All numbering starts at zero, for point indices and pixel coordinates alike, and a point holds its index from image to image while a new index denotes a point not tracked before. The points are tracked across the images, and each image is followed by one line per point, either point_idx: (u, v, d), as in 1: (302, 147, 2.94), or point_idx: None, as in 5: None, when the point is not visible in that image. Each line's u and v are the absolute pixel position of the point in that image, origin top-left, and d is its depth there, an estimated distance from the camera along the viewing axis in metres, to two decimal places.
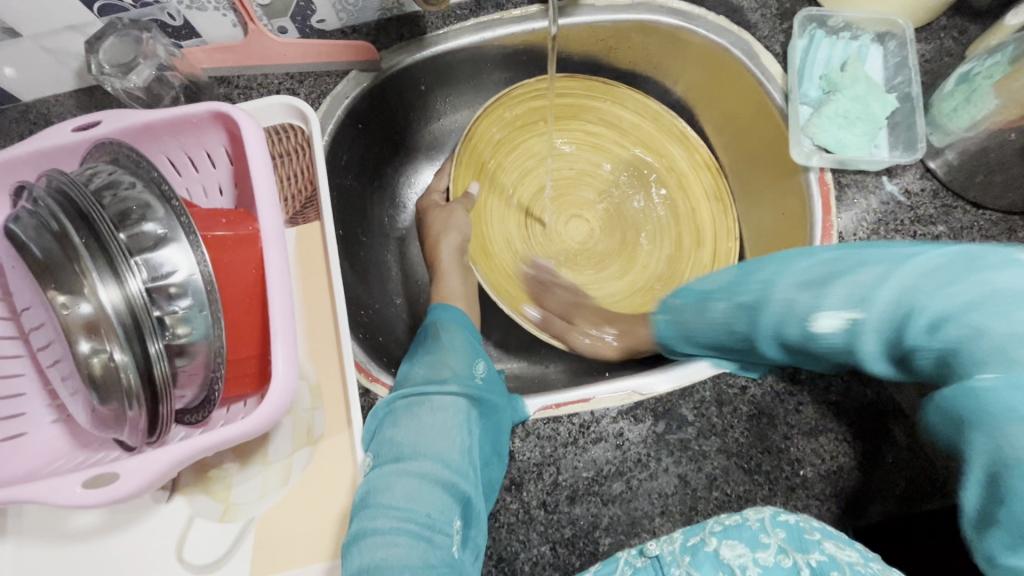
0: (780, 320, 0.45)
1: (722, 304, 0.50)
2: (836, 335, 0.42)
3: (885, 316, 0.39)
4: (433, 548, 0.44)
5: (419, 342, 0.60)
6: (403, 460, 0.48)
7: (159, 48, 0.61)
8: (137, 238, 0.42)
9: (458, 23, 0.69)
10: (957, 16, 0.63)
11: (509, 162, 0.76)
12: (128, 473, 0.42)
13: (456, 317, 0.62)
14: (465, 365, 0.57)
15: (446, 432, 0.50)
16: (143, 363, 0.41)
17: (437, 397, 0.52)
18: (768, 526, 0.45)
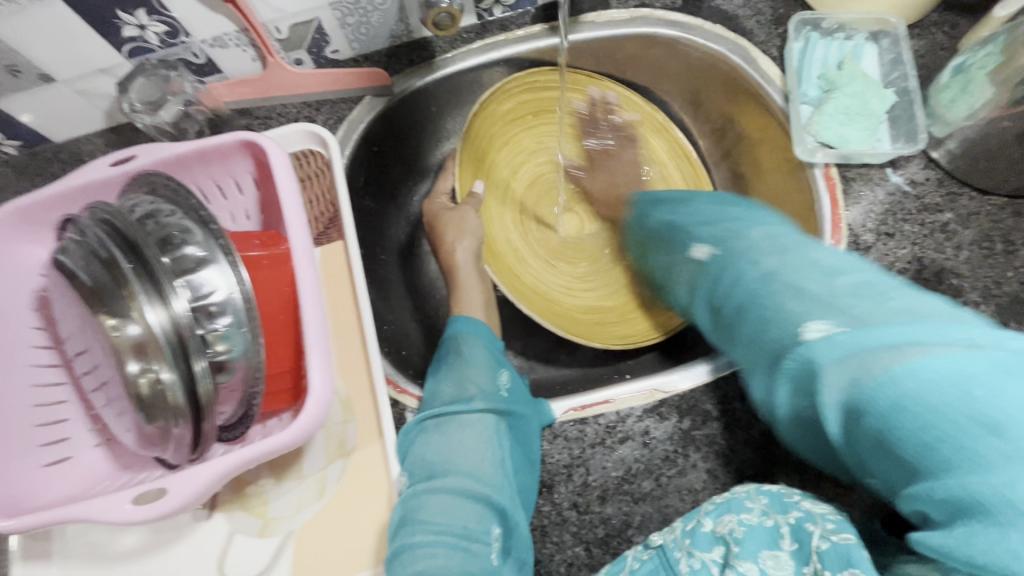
0: (700, 264, 0.51)
1: (665, 216, 0.60)
2: (706, 263, 0.50)
3: (734, 288, 0.46)
4: (471, 556, 0.46)
5: (441, 357, 0.60)
6: (436, 478, 0.49)
7: (185, 86, 0.65)
8: (180, 261, 0.44)
9: (465, 46, 0.73)
10: (947, 11, 0.65)
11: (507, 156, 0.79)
12: (175, 489, 0.44)
13: (477, 328, 0.62)
14: (490, 378, 0.57)
15: (477, 448, 0.52)
16: (189, 380, 0.43)
17: (466, 414, 0.53)
18: (754, 494, 0.47)
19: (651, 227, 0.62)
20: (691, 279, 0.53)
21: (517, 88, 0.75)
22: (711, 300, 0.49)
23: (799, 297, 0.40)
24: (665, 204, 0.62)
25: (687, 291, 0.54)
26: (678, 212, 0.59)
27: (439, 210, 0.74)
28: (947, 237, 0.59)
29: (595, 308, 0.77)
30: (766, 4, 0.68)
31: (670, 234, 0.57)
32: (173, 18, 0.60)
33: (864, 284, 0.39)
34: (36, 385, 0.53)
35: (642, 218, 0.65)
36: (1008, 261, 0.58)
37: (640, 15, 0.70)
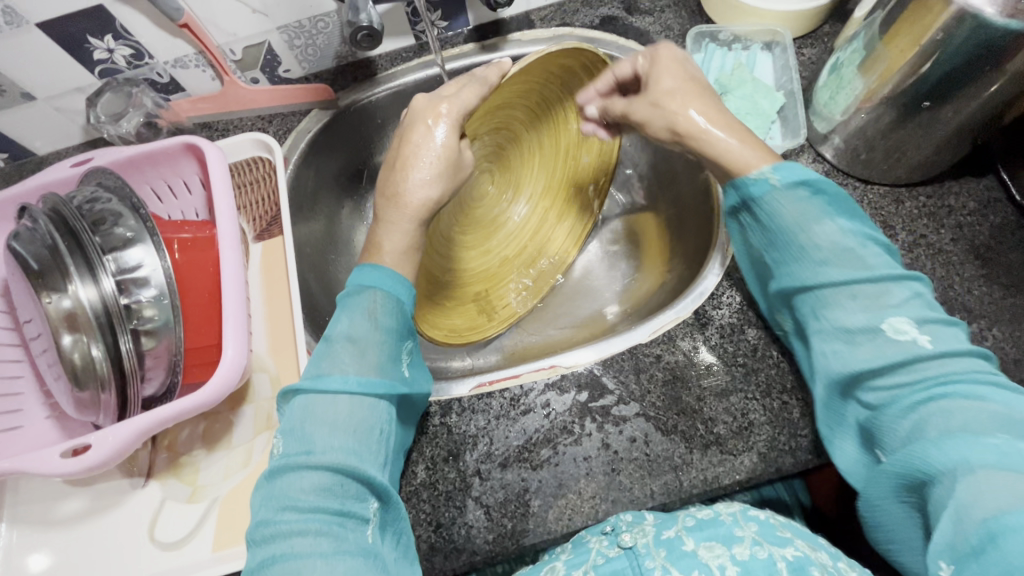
0: (827, 298, 0.48)
1: (834, 232, 0.48)
2: (892, 339, 0.45)
3: (902, 359, 0.44)
4: (345, 533, 0.45)
5: (350, 307, 0.53)
6: (314, 454, 0.46)
7: (146, 99, 0.74)
8: (110, 239, 0.51)
9: (404, 63, 0.81)
10: (835, 23, 0.72)
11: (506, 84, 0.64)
12: (98, 443, 0.49)
13: (399, 290, 0.54)
14: (394, 352, 0.53)
15: (366, 425, 0.49)
16: (112, 345, 0.49)
17: (363, 395, 0.49)
18: (741, 521, 0.50)
19: (809, 206, 0.49)
20: (856, 324, 0.46)
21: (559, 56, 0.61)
22: (847, 331, 0.47)
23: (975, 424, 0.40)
24: (821, 205, 0.49)
25: (844, 320, 0.47)
26: (816, 208, 0.49)
27: (415, 131, 0.56)
28: None
29: (433, 275, 0.78)
30: (674, 21, 0.77)
31: (820, 254, 0.48)
32: (138, 42, 0.70)
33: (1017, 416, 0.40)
34: None
35: (801, 169, 0.50)
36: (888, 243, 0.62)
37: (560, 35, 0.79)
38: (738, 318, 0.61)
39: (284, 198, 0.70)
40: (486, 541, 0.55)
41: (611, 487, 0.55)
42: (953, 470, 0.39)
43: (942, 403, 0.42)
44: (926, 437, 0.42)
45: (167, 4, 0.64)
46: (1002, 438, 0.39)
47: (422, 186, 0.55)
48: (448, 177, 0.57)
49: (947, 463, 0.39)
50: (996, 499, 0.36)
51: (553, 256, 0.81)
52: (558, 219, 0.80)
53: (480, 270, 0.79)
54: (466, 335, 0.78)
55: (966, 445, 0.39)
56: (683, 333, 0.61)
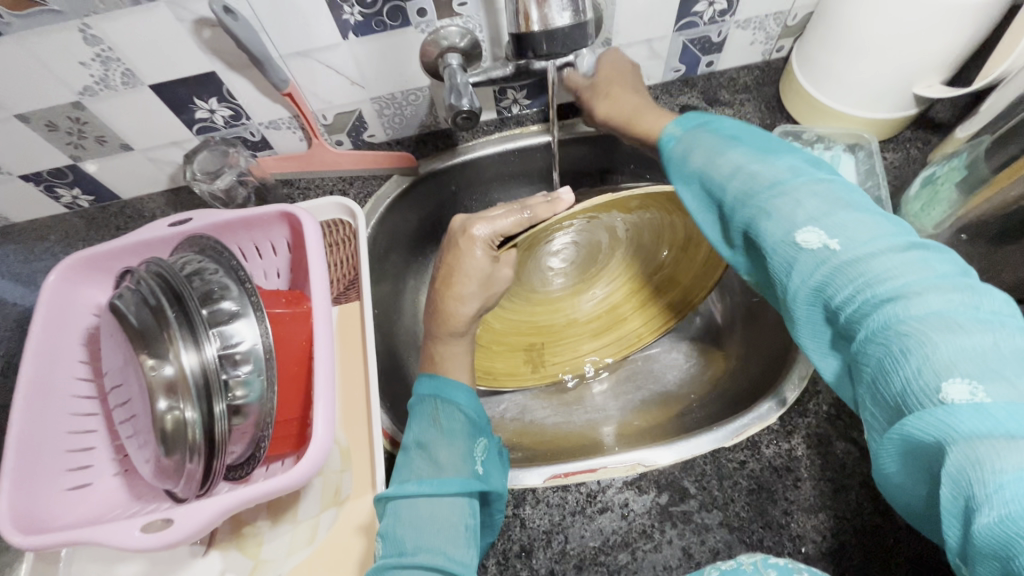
0: (750, 216, 0.41)
1: (735, 156, 0.44)
2: (818, 255, 0.37)
3: (829, 266, 0.37)
4: None
5: (418, 416, 0.56)
6: (405, 555, 0.46)
7: (241, 159, 0.75)
8: (216, 313, 0.51)
9: (485, 136, 0.83)
10: (920, 129, 0.73)
11: (638, 202, 0.60)
12: (180, 520, 0.48)
13: (458, 394, 0.56)
14: (464, 448, 0.53)
15: (448, 521, 0.48)
16: (207, 420, 0.49)
17: (439, 493, 0.49)
18: (762, 568, 0.40)
19: (706, 131, 0.48)
20: (777, 243, 0.39)
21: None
22: (776, 248, 0.39)
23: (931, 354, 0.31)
24: (710, 134, 0.48)
25: (766, 238, 0.40)
26: (717, 141, 0.46)
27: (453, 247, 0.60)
28: None
29: (489, 325, 0.74)
30: (754, 114, 0.80)
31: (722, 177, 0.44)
32: (239, 105, 0.72)
33: (979, 340, 0.31)
34: (73, 413, 0.59)
35: (697, 116, 0.50)
36: None
37: None
38: (825, 429, 0.59)
39: (364, 264, 0.71)
40: None
41: None
42: (935, 433, 0.30)
43: (892, 334, 0.33)
44: (895, 385, 0.33)
45: (276, 76, 0.66)
46: (963, 382, 0.30)
47: (461, 303, 0.59)
48: (484, 293, 0.59)
49: (936, 429, 0.30)
50: (999, 467, 0.27)
51: (626, 335, 0.81)
52: (641, 310, 0.80)
53: (546, 329, 0.78)
54: (508, 376, 0.79)
55: (940, 412, 0.30)
56: (767, 440, 0.59)
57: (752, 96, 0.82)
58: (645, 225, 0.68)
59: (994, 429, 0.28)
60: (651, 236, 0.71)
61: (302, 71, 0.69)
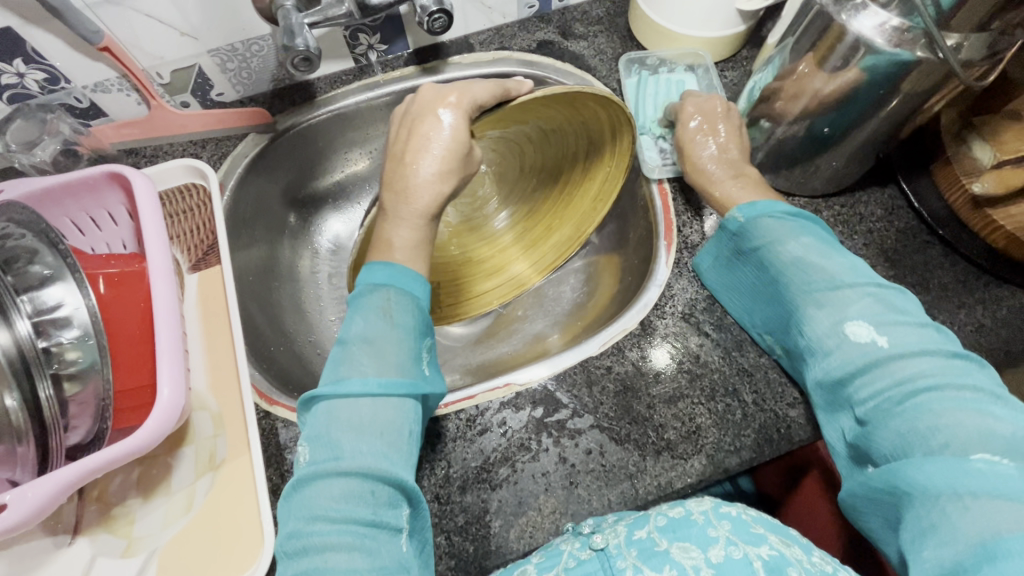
0: (800, 312, 0.52)
1: (799, 250, 0.54)
2: (862, 347, 0.48)
3: (865, 362, 0.47)
4: (380, 547, 0.42)
5: (363, 307, 0.50)
6: (343, 461, 0.43)
7: (63, 126, 0.68)
8: (25, 278, 0.47)
9: (344, 86, 0.80)
10: (752, 48, 0.79)
11: (539, 106, 0.62)
12: (15, 501, 0.45)
13: (414, 285, 0.51)
14: (415, 352, 0.50)
15: (395, 425, 0.46)
16: (30, 393, 0.45)
17: (385, 397, 0.46)
18: (715, 520, 0.48)
19: (783, 227, 0.56)
20: (825, 332, 0.50)
21: (600, 104, 0.60)
22: (820, 343, 0.51)
23: (952, 434, 0.41)
24: (787, 222, 0.57)
25: (816, 329, 0.51)
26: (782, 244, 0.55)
27: (428, 106, 0.54)
28: None
29: None
30: (607, 45, 0.81)
31: (786, 273, 0.54)
32: (53, 67, 0.65)
33: (986, 433, 0.40)
34: None
35: (767, 204, 0.58)
36: None
37: (501, 57, 0.81)
38: (681, 326, 0.64)
39: (220, 226, 0.68)
40: (448, 567, 0.54)
41: (570, 500, 0.56)
42: (943, 489, 0.39)
43: (924, 416, 0.43)
44: (913, 451, 0.42)
45: (83, 28, 0.60)
46: (986, 455, 0.39)
47: (427, 183, 0.53)
48: (458, 170, 0.55)
49: (931, 483, 0.40)
50: (985, 523, 0.37)
51: (514, 274, 0.81)
52: (527, 249, 0.81)
53: (444, 269, 0.80)
54: None
55: (953, 470, 0.39)
56: (633, 345, 0.63)
57: (605, 27, 0.82)
58: (543, 142, 0.71)
59: (998, 490, 0.38)
60: (548, 156, 0.74)
61: (119, 22, 0.63)
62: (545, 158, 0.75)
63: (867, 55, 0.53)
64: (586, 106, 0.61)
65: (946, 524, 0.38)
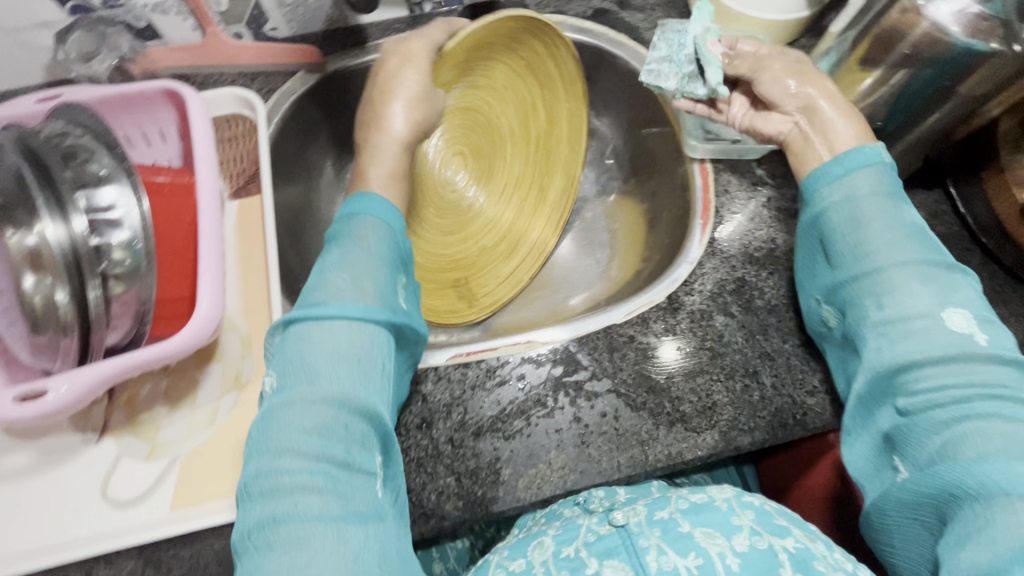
0: (892, 280, 0.51)
1: (908, 216, 0.53)
2: (948, 335, 0.48)
3: (947, 354, 0.48)
4: (354, 494, 0.42)
5: (343, 237, 0.52)
6: (316, 385, 0.44)
7: (121, 42, 0.70)
8: (82, 174, 0.48)
9: (395, 35, 0.80)
10: (811, 37, 0.77)
11: (489, 43, 0.67)
12: (55, 388, 0.47)
13: (393, 222, 0.54)
14: (390, 284, 0.52)
15: (370, 355, 0.47)
16: (78, 290, 0.46)
17: (360, 320, 0.48)
18: (738, 509, 0.49)
19: (883, 186, 0.54)
20: (916, 310, 0.50)
21: (517, 31, 0.68)
22: (904, 319, 0.50)
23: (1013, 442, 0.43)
24: (888, 187, 0.54)
25: (905, 304, 0.50)
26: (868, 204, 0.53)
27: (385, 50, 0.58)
28: None
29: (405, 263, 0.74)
30: (662, 20, 0.80)
31: (882, 238, 0.52)
32: None
33: None
34: None
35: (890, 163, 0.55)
36: None
37: (554, 21, 0.80)
38: (707, 304, 0.64)
39: (265, 157, 0.69)
40: (455, 507, 0.56)
41: (581, 458, 0.57)
42: (998, 488, 0.40)
43: (980, 420, 0.44)
44: (970, 453, 0.43)
45: None
46: None
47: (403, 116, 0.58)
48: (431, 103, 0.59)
49: (988, 482, 0.41)
50: None
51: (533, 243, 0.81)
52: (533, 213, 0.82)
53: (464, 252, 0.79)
54: (445, 316, 0.77)
55: (1014, 473, 0.41)
56: (657, 317, 0.64)
57: (662, 2, 0.81)
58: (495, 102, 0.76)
59: None
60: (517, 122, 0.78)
61: None
62: (499, 115, 0.78)
63: (938, 44, 0.52)
64: (516, 39, 0.69)
65: (995, 524, 0.39)
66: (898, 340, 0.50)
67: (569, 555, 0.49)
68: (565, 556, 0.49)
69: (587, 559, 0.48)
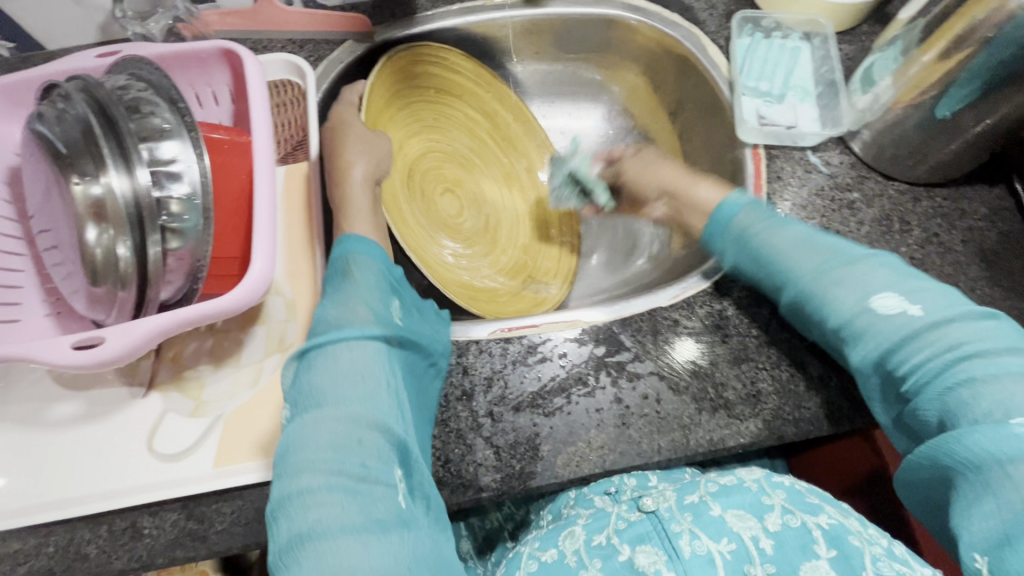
0: (825, 288, 0.52)
1: (801, 234, 0.56)
2: (894, 317, 0.49)
3: (901, 336, 0.48)
4: (376, 501, 0.42)
5: (331, 273, 0.53)
6: (326, 406, 0.43)
7: (178, 3, 0.70)
8: (144, 126, 0.48)
9: (445, 7, 0.79)
10: (875, 23, 0.74)
11: (424, 109, 0.84)
12: (113, 338, 0.48)
13: (371, 250, 0.54)
14: (382, 303, 0.51)
15: (374, 372, 0.46)
16: (139, 245, 0.47)
17: (360, 339, 0.47)
18: (768, 489, 0.50)
19: (772, 219, 0.59)
20: (850, 307, 0.50)
21: (448, 72, 0.83)
22: (849, 320, 0.50)
23: (1003, 404, 0.42)
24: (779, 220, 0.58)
25: (841, 302, 0.51)
26: (782, 232, 0.57)
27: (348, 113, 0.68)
28: (852, 214, 0.66)
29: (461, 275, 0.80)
30: (718, 0, 0.77)
31: (806, 258, 0.54)
32: None
33: None
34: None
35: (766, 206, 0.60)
36: (902, 237, 0.65)
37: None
38: (755, 292, 0.63)
39: (313, 124, 0.69)
40: (493, 480, 0.56)
41: (620, 439, 0.57)
42: (998, 458, 0.40)
43: (965, 387, 0.44)
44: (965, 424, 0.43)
45: None
46: None
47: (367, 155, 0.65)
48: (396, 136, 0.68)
49: (980, 454, 0.41)
50: None
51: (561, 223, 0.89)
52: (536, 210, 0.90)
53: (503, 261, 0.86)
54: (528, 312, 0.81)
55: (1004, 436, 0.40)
56: (704, 302, 0.62)
57: None
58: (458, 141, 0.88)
59: None
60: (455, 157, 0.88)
61: None
62: (453, 141, 0.87)
63: None
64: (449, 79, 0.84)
65: (999, 495, 0.39)
66: (850, 339, 0.50)
67: (600, 542, 0.51)
68: (597, 544, 0.51)
69: (620, 545, 0.49)
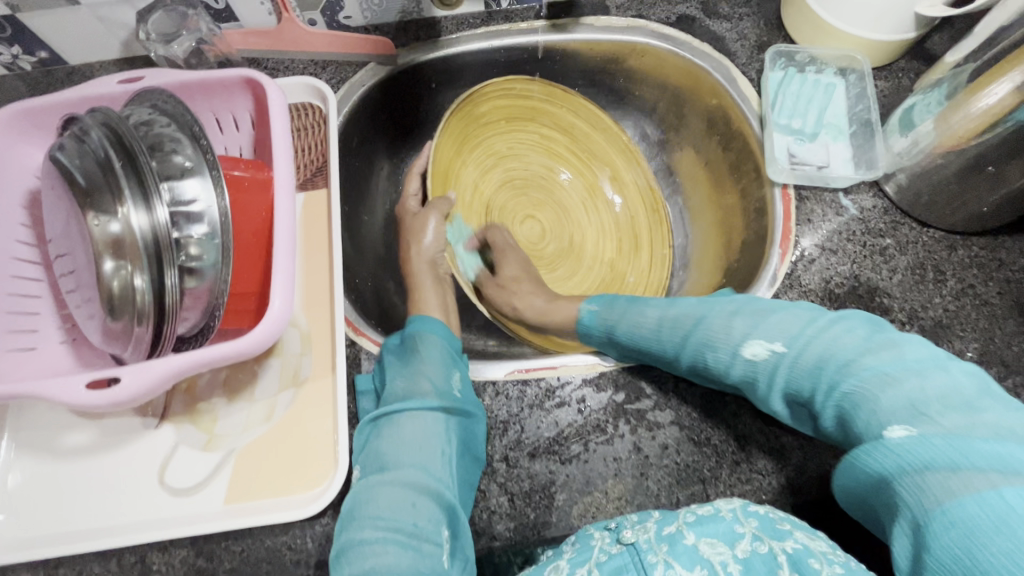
0: (699, 352, 0.56)
1: (655, 312, 0.62)
2: (762, 361, 0.52)
3: (780, 373, 0.51)
4: (421, 556, 0.47)
5: (404, 345, 0.60)
6: (387, 470, 0.51)
7: (201, 24, 0.67)
8: (166, 165, 0.48)
9: (470, 30, 0.77)
10: (914, 60, 0.72)
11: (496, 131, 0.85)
12: (128, 379, 0.47)
13: (437, 326, 0.62)
14: (444, 377, 0.57)
15: (428, 440, 0.53)
16: (157, 284, 0.46)
17: (416, 410, 0.54)
18: (743, 517, 0.46)
19: (626, 308, 0.65)
20: (724, 358, 0.54)
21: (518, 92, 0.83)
22: (743, 370, 0.53)
23: (891, 407, 0.43)
24: (629, 306, 0.65)
25: (714, 355, 0.55)
26: (648, 312, 0.62)
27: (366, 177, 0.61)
28: (885, 260, 0.64)
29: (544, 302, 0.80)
30: (751, 31, 0.75)
31: (684, 332, 0.58)
32: None
33: (919, 395, 0.42)
34: (16, 276, 0.56)
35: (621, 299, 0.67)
36: (936, 288, 0.63)
37: (635, 26, 0.77)
38: None
39: (333, 150, 0.68)
40: (506, 528, 0.55)
41: (638, 491, 0.55)
42: (907, 470, 0.40)
43: (845, 396, 0.46)
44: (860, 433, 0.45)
45: None
46: (904, 423, 0.42)
47: None
48: None
49: (891, 465, 0.41)
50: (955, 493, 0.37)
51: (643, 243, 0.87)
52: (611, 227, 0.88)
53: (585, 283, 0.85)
54: None
55: (900, 444, 0.41)
56: None
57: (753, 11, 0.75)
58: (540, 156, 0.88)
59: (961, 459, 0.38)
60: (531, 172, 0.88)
61: None
62: (532, 164, 0.88)
63: None
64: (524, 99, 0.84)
65: (923, 504, 0.38)
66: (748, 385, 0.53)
67: None
68: None
69: None
